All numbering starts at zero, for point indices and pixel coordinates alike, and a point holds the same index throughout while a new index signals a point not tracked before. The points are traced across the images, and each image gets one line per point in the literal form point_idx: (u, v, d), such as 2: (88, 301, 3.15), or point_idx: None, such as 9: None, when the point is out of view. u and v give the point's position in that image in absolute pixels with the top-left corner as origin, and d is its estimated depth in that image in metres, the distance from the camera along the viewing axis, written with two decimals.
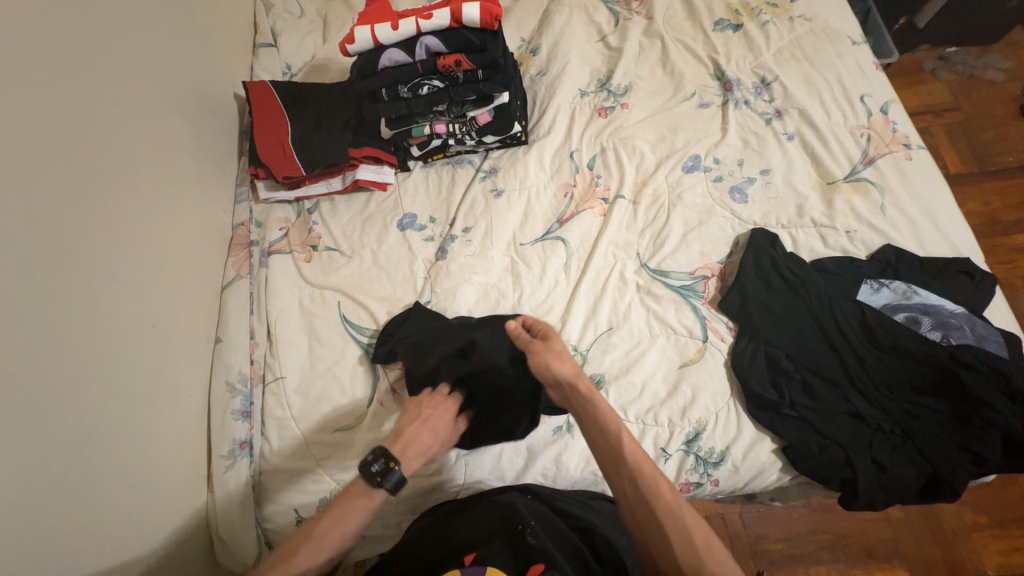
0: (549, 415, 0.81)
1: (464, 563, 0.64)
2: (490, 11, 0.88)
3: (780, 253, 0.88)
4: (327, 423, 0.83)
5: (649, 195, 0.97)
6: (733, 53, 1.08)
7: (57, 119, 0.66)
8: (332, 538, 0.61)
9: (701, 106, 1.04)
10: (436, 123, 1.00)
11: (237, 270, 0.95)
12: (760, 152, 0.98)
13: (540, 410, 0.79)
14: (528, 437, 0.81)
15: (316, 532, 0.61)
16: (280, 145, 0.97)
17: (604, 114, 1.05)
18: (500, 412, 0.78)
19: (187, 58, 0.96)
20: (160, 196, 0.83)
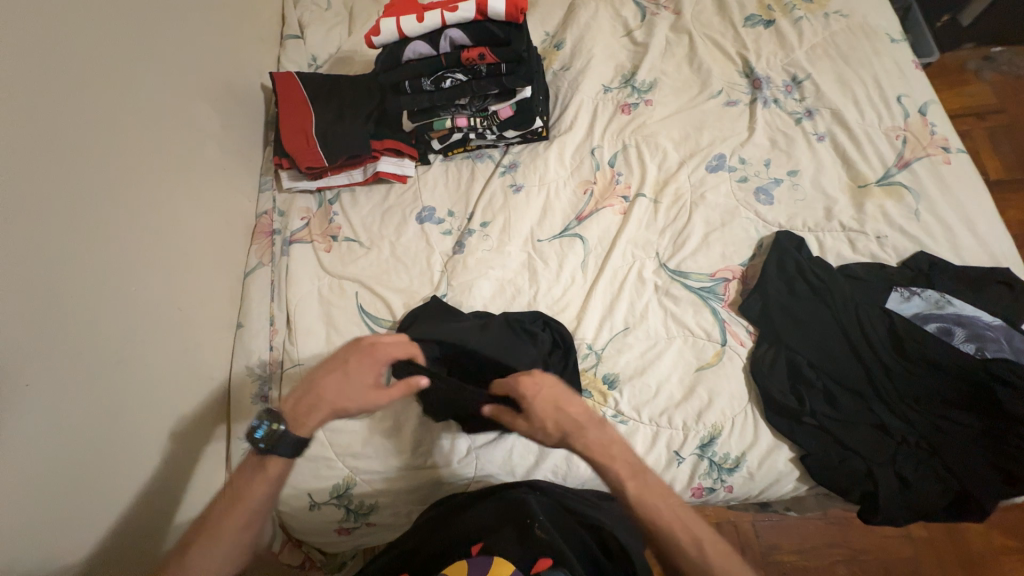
0: None
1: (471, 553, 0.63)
2: (516, 4, 0.88)
3: (805, 257, 0.86)
4: None
5: (670, 194, 0.95)
6: (763, 50, 1.05)
7: (91, 106, 0.68)
8: (229, 520, 0.61)
9: (728, 104, 1.01)
10: (457, 117, 0.99)
11: (259, 257, 0.97)
12: (788, 153, 0.95)
13: None
14: None
15: (217, 515, 0.61)
16: (303, 137, 0.99)
17: (626, 111, 1.04)
18: None
19: (217, 49, 0.98)
20: (188, 185, 0.85)
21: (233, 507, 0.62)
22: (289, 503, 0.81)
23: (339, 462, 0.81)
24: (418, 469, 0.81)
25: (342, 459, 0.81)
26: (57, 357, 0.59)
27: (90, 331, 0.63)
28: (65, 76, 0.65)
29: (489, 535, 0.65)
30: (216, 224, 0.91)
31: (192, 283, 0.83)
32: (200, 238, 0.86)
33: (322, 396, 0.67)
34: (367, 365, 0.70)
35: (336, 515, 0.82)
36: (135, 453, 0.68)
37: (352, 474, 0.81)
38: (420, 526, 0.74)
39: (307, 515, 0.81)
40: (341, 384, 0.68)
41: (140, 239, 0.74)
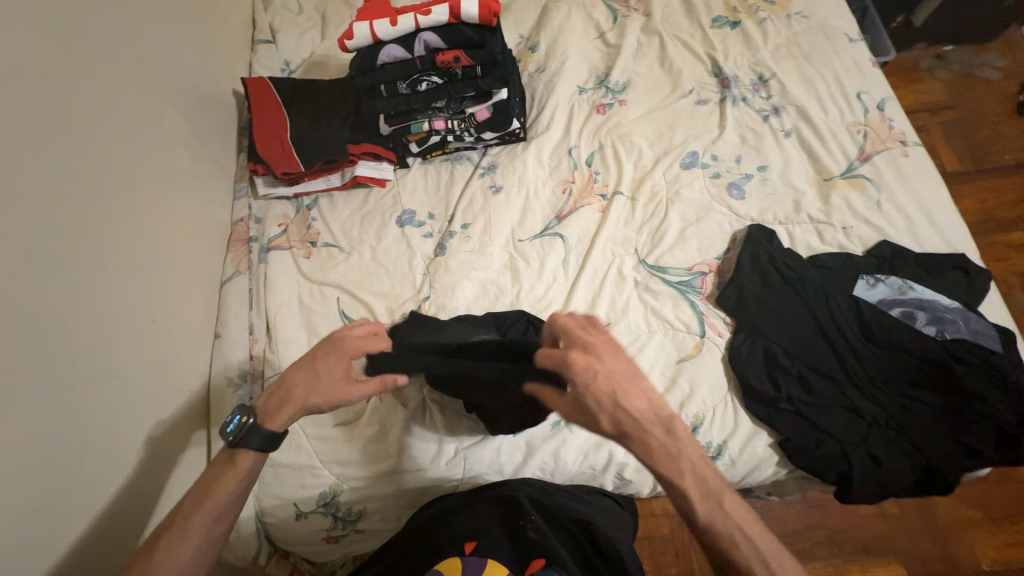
0: None
1: (465, 553, 0.63)
2: (489, 7, 0.89)
3: (776, 248, 0.89)
4: (325, 419, 0.82)
5: (647, 191, 0.98)
6: (730, 50, 1.08)
7: (57, 114, 0.66)
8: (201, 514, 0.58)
9: (699, 103, 1.04)
10: (435, 120, 1.00)
11: (237, 265, 0.96)
12: (758, 148, 0.99)
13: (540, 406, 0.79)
14: (527, 432, 0.82)
15: (184, 507, 0.59)
16: (279, 142, 0.98)
17: (602, 111, 1.06)
18: (500, 409, 0.78)
19: (186, 55, 0.96)
20: (160, 193, 0.83)
21: (201, 503, 0.59)
22: (275, 515, 0.80)
23: (326, 470, 0.80)
24: (407, 473, 0.80)
25: (329, 466, 0.80)
26: (28, 373, 0.57)
27: (61, 345, 0.61)
28: (28, 83, 0.63)
29: (480, 534, 0.66)
30: (190, 233, 0.89)
31: (166, 294, 0.81)
32: (174, 247, 0.84)
33: (290, 393, 0.65)
34: (336, 360, 0.66)
35: (324, 524, 0.80)
36: (112, 470, 0.66)
37: (339, 481, 0.80)
38: (411, 527, 0.74)
39: (294, 525, 0.80)
40: (310, 380, 0.65)
41: (111, 249, 0.72)
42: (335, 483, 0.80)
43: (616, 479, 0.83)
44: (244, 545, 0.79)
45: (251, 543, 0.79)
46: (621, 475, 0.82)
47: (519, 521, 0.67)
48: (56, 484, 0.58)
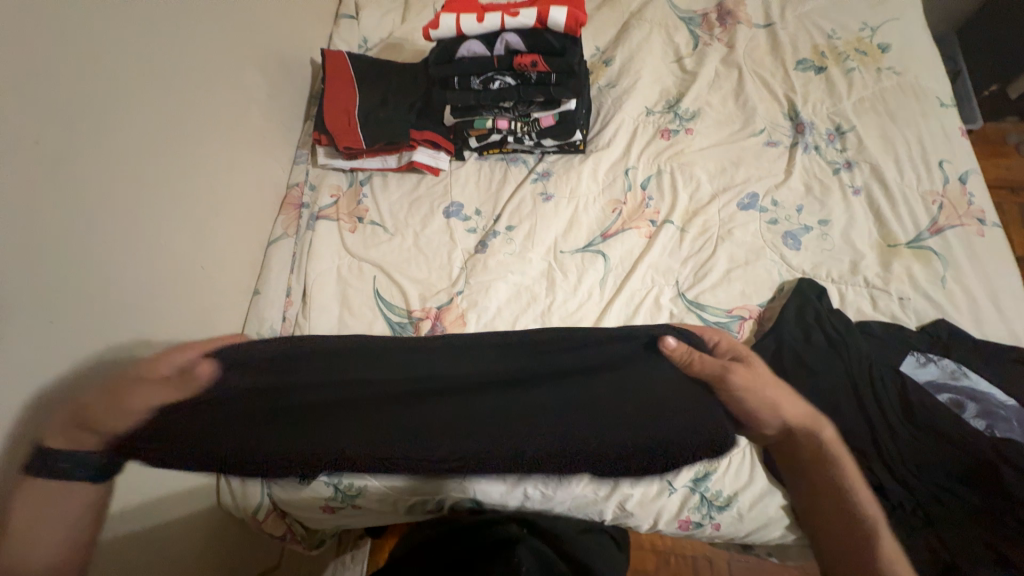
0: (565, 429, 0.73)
1: None
2: (576, 17, 0.85)
3: (825, 307, 0.86)
4: None
5: (698, 225, 0.96)
6: (811, 96, 1.04)
7: (145, 59, 0.70)
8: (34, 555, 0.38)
9: (768, 145, 1.01)
10: (499, 118, 0.98)
11: (285, 228, 0.98)
12: (822, 201, 0.95)
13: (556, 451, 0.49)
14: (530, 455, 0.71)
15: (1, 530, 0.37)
16: (345, 117, 0.98)
17: (666, 136, 1.04)
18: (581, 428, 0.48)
19: (268, 19, 0.98)
20: (223, 148, 0.86)
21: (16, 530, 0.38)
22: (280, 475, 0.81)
23: None
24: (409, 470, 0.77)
25: None
26: None
27: None
28: (116, 28, 0.65)
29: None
30: (246, 190, 0.91)
31: (218, 245, 0.84)
32: (230, 200, 0.87)
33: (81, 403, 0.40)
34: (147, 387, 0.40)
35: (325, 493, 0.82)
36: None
37: None
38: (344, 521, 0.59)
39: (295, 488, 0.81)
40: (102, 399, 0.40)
41: (171, 192, 0.74)
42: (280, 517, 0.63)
43: (617, 509, 0.81)
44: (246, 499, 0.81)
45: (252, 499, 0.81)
46: (623, 506, 0.80)
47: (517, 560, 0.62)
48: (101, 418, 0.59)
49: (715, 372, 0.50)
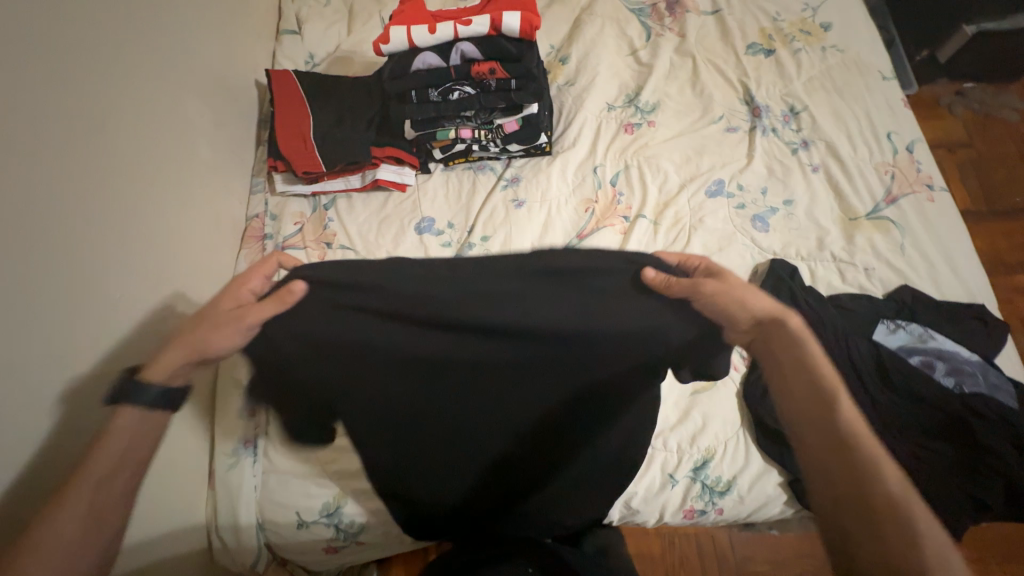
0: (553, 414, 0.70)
1: None
2: (529, 21, 0.85)
3: (798, 285, 0.89)
4: None
5: (670, 216, 0.98)
6: (763, 79, 1.07)
7: (83, 99, 0.65)
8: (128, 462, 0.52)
9: (728, 131, 1.03)
10: (462, 128, 0.95)
11: (250, 263, 0.93)
12: (784, 182, 0.98)
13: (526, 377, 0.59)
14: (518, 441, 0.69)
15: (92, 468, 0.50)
16: (302, 142, 0.93)
17: (629, 131, 1.05)
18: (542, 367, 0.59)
19: (204, 43, 0.92)
20: (175, 189, 0.81)
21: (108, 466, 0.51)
22: (275, 523, 0.78)
23: (329, 479, 0.79)
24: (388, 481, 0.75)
25: (332, 476, 0.79)
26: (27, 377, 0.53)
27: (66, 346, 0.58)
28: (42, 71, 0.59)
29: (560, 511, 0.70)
30: (203, 230, 0.86)
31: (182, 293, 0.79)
32: (189, 244, 0.83)
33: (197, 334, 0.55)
34: (234, 319, 0.53)
35: (325, 534, 0.79)
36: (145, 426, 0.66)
37: (342, 491, 0.79)
38: (438, 493, 0.68)
39: (293, 533, 0.79)
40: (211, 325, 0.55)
41: (124, 240, 0.69)
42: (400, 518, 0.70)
43: (623, 509, 0.82)
44: (242, 552, 0.79)
45: (249, 551, 0.79)
46: (628, 504, 0.81)
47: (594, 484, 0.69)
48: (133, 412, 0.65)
49: (688, 295, 0.53)
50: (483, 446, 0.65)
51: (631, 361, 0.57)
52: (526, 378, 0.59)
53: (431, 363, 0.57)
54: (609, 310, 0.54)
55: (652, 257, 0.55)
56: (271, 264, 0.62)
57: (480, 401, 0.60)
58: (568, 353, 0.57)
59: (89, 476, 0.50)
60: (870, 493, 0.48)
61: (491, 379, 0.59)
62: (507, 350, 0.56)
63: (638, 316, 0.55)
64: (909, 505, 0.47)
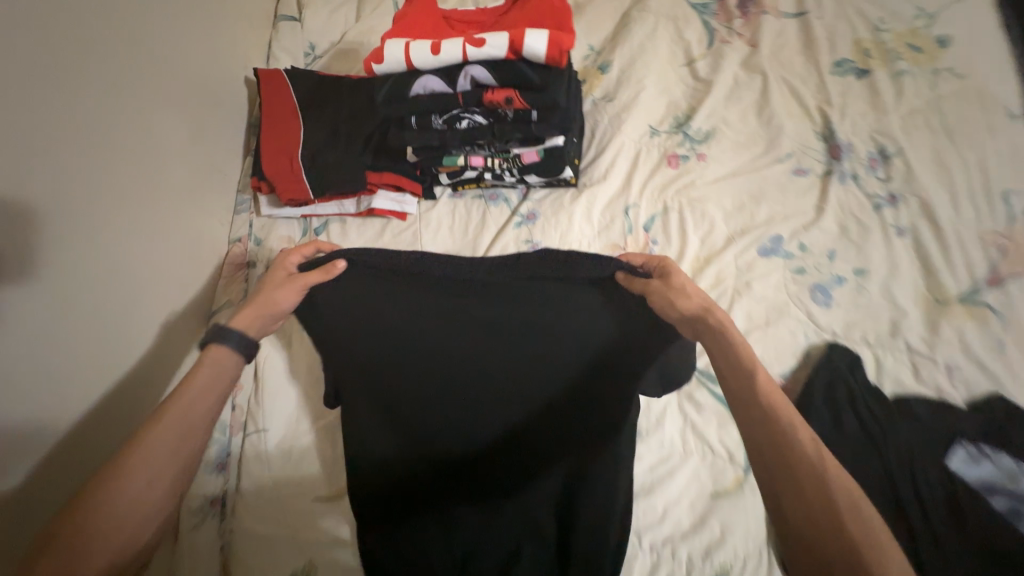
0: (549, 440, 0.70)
1: None
2: (559, 42, 0.62)
3: (860, 383, 0.73)
4: (304, 490, 0.76)
5: (710, 275, 0.82)
6: (850, 108, 0.86)
7: (15, 123, 0.54)
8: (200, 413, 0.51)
9: (796, 174, 0.84)
10: (471, 155, 0.80)
11: (226, 295, 0.84)
12: (859, 246, 0.80)
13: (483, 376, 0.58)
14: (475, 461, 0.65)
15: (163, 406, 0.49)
16: (286, 160, 0.81)
17: (673, 164, 0.88)
18: (503, 366, 0.58)
19: (183, 39, 0.79)
20: (142, 218, 0.71)
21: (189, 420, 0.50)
22: None
23: (302, 547, 0.72)
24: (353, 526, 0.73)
25: (304, 543, 0.72)
26: None
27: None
28: None
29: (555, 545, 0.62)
30: (174, 261, 0.77)
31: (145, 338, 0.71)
32: (157, 279, 0.74)
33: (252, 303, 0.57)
34: (291, 286, 0.57)
35: None
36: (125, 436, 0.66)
37: (314, 563, 0.71)
38: (426, 507, 0.63)
39: None
40: (265, 298, 0.57)
41: (70, 287, 0.60)
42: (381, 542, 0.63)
43: None
44: None
45: None
46: None
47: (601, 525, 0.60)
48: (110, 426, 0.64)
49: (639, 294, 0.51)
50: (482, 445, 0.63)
51: (586, 375, 0.57)
52: (512, 376, 0.58)
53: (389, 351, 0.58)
54: (569, 314, 0.55)
55: (615, 258, 0.53)
56: (313, 246, 0.65)
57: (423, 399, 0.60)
58: (522, 351, 0.57)
59: (168, 423, 0.49)
60: (801, 477, 0.40)
61: (447, 372, 0.58)
62: (485, 339, 0.56)
63: (613, 328, 0.54)
64: (844, 486, 0.39)
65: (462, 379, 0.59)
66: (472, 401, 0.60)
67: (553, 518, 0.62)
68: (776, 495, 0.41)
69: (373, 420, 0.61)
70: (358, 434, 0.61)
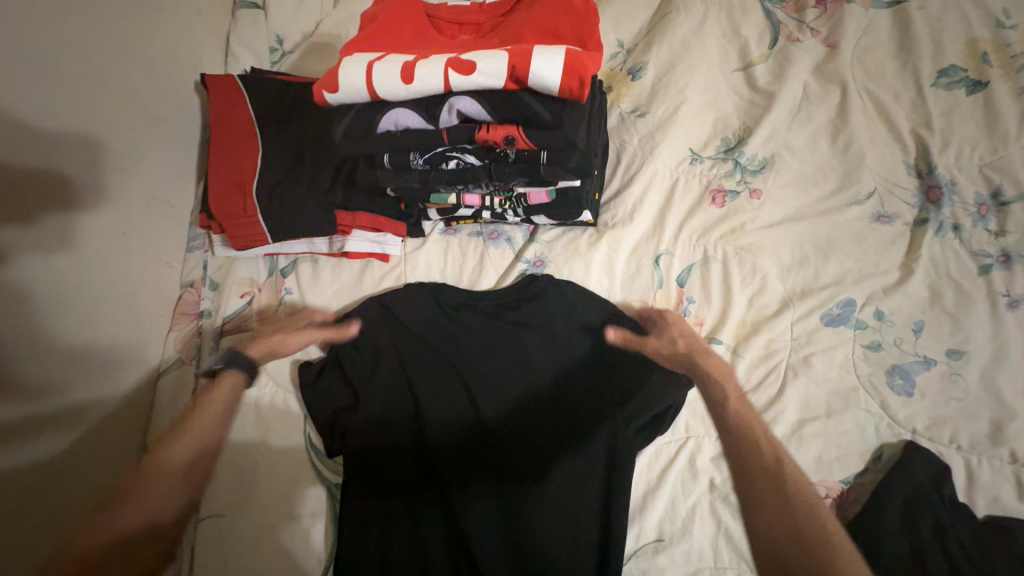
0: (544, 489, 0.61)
1: None
2: (579, 67, 0.43)
3: (947, 505, 0.57)
4: None
5: (758, 347, 0.66)
6: (956, 133, 0.66)
7: None
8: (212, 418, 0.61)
9: (878, 220, 0.66)
10: (465, 193, 0.64)
11: (179, 351, 0.73)
12: (956, 319, 0.63)
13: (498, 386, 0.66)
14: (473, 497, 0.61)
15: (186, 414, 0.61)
16: (239, 196, 0.67)
17: (718, 201, 0.70)
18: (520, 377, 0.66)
19: (100, 45, 0.64)
20: (41, 278, 0.58)
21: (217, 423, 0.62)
22: None
23: None
24: None
25: None
26: None
27: None
28: None
29: (533, 559, 0.59)
30: (95, 323, 0.64)
31: (56, 417, 0.59)
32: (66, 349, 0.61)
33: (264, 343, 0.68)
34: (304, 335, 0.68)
35: None
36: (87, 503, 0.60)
37: None
38: (401, 500, 0.62)
39: None
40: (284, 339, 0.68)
41: None
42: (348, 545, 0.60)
43: None
44: None
45: None
46: None
47: (580, 538, 0.60)
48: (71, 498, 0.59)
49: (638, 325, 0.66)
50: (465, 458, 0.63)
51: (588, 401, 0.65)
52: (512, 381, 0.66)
53: (424, 352, 0.67)
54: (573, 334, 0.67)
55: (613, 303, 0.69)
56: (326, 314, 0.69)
57: (443, 404, 0.65)
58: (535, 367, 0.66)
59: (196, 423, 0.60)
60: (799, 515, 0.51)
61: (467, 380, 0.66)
62: (498, 347, 0.67)
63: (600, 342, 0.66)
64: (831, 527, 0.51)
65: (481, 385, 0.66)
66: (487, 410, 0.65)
67: (532, 528, 0.60)
68: (781, 564, 0.50)
69: (372, 422, 0.64)
70: (349, 424, 0.64)
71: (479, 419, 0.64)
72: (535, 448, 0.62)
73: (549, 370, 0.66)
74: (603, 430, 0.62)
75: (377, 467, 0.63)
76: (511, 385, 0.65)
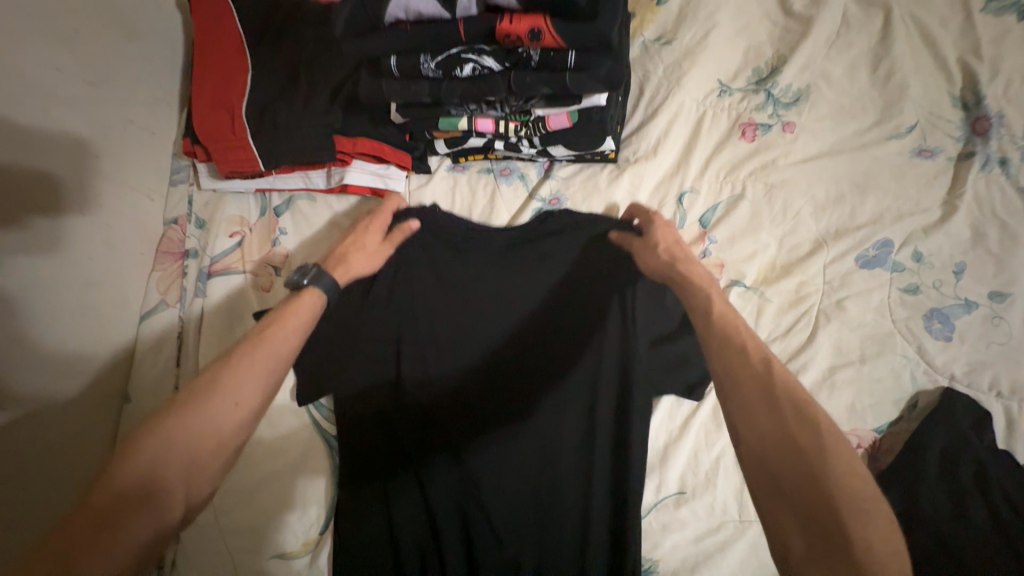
0: (556, 437, 0.57)
1: None
2: None
3: (989, 451, 0.54)
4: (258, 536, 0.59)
5: (789, 290, 0.62)
6: (1007, 62, 0.61)
7: None
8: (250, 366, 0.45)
9: (920, 155, 0.62)
10: (479, 117, 0.59)
11: (163, 293, 0.67)
12: (1000, 259, 0.59)
13: (506, 330, 0.60)
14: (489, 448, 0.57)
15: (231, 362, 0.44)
16: (228, 118, 0.61)
17: (748, 136, 0.65)
18: (526, 317, 0.60)
19: None
20: (5, 195, 0.52)
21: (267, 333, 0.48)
22: None
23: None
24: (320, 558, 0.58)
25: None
26: None
27: None
28: None
29: (546, 513, 0.56)
30: (69, 255, 0.59)
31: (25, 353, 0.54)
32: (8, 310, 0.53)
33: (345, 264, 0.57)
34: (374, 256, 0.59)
35: None
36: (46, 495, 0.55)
37: None
38: (408, 468, 0.57)
39: None
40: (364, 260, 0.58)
41: None
42: (351, 523, 0.57)
43: None
44: None
45: None
46: None
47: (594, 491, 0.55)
48: (19, 495, 0.52)
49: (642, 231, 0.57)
50: (473, 405, 0.58)
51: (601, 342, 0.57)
52: (518, 322, 0.60)
53: (419, 294, 0.60)
54: (580, 269, 0.60)
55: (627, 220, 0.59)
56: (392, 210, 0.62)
57: (447, 349, 0.60)
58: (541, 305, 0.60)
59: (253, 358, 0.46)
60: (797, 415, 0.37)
61: (469, 322, 0.60)
62: (499, 285, 0.60)
63: (614, 276, 0.58)
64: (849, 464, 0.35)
65: (485, 329, 0.60)
66: (492, 355, 0.59)
67: (541, 498, 0.56)
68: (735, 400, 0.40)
69: (371, 370, 0.59)
70: (349, 372, 0.59)
71: (493, 386, 0.59)
72: (551, 420, 0.57)
73: (557, 309, 0.60)
74: (620, 390, 0.56)
75: (382, 417, 0.59)
76: (517, 326, 0.60)
